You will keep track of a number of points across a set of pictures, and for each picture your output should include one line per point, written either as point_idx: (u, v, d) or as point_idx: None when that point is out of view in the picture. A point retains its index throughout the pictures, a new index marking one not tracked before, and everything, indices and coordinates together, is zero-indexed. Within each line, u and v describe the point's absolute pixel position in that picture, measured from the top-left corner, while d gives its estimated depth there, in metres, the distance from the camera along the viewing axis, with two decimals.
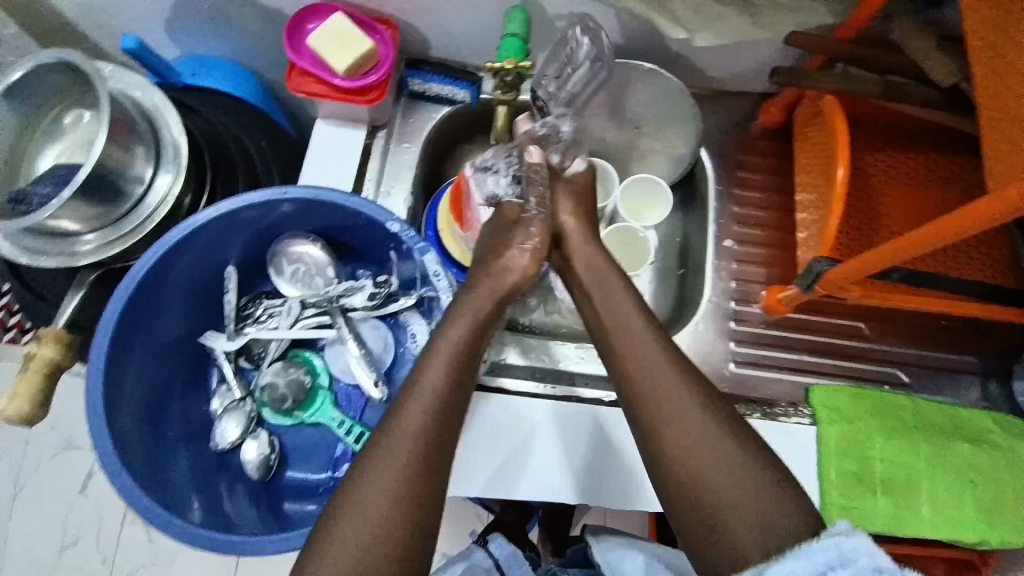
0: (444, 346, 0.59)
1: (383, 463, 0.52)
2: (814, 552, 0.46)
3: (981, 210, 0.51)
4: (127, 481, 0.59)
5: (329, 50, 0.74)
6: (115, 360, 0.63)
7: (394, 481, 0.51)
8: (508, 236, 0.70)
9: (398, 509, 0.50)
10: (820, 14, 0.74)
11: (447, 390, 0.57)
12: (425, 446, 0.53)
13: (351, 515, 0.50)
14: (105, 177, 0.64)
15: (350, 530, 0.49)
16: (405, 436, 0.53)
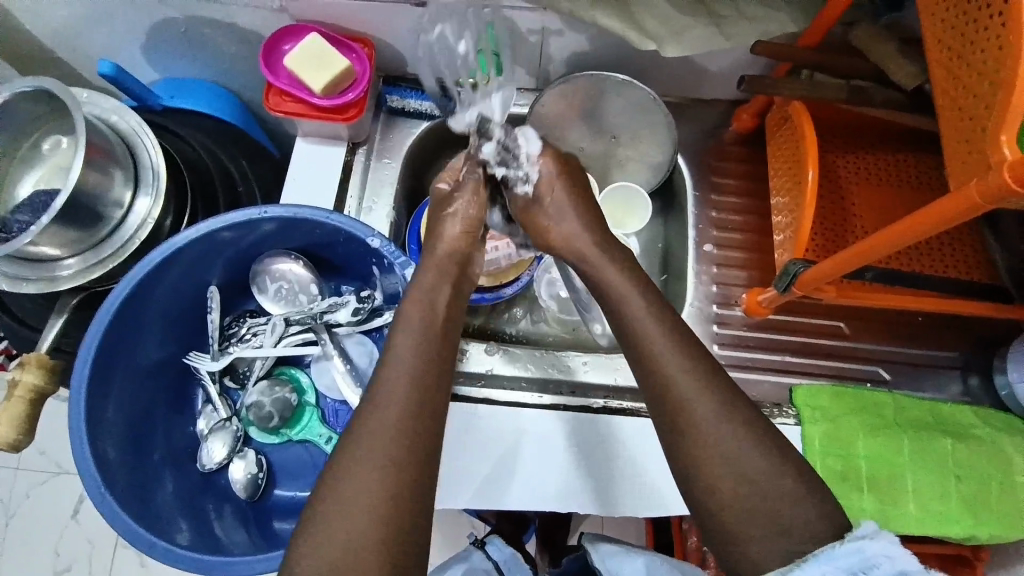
0: (406, 338, 0.57)
1: (368, 468, 0.49)
2: (839, 555, 0.46)
3: (945, 208, 0.53)
4: (113, 505, 0.58)
5: (306, 70, 0.75)
6: (98, 382, 0.62)
7: (381, 487, 0.49)
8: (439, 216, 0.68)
9: (385, 515, 0.48)
10: (784, 22, 0.76)
11: (415, 382, 0.55)
12: (402, 445, 0.51)
13: (340, 529, 0.48)
14: (84, 203, 0.65)
15: (336, 541, 0.47)
16: (378, 436, 0.51)
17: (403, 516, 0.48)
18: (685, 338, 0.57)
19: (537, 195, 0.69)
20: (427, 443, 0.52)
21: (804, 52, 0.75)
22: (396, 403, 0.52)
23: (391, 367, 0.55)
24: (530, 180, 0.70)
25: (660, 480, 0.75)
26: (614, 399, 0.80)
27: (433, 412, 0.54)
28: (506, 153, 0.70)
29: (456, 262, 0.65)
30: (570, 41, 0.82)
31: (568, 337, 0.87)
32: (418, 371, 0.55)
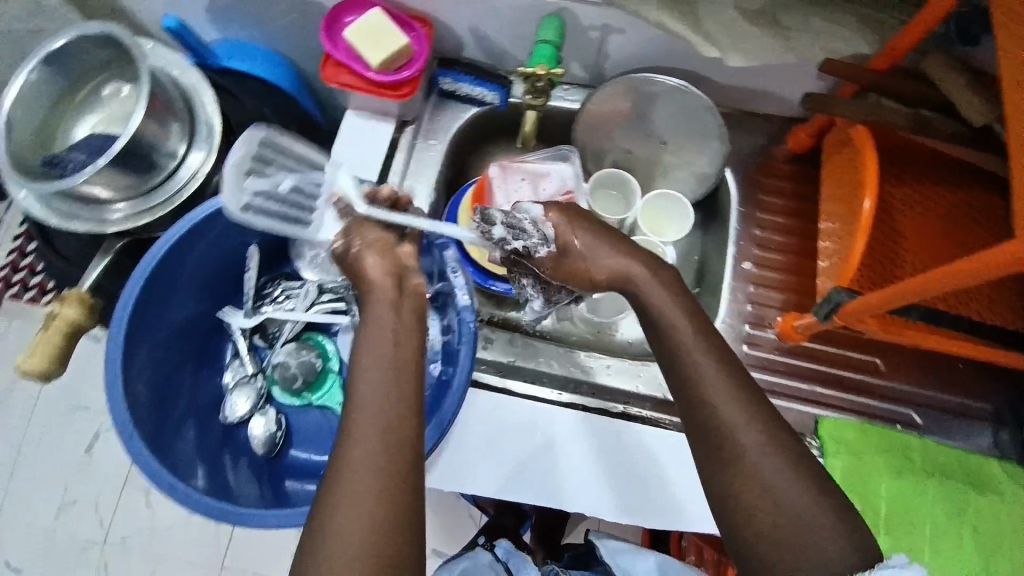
0: (375, 334, 0.52)
1: (362, 469, 0.47)
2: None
3: (1008, 253, 0.50)
4: (139, 446, 0.59)
5: (364, 44, 0.76)
6: (136, 327, 0.64)
7: (377, 490, 0.47)
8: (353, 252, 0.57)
9: (385, 518, 0.46)
10: (856, 43, 0.73)
11: (402, 385, 0.51)
12: (394, 452, 0.48)
13: (340, 533, 0.46)
14: (141, 150, 0.66)
15: (339, 541, 0.46)
16: (372, 438, 0.48)
17: (404, 520, 0.47)
18: (721, 351, 0.56)
19: (563, 246, 0.63)
20: (413, 445, 0.50)
21: (870, 75, 0.73)
22: (374, 407, 0.49)
23: (368, 371, 0.51)
24: (549, 240, 0.64)
25: (676, 492, 0.74)
26: (633, 407, 0.80)
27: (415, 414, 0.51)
28: (515, 229, 0.63)
29: (394, 282, 0.55)
30: (631, 42, 0.80)
31: (591, 338, 0.86)
32: (390, 368, 0.51)
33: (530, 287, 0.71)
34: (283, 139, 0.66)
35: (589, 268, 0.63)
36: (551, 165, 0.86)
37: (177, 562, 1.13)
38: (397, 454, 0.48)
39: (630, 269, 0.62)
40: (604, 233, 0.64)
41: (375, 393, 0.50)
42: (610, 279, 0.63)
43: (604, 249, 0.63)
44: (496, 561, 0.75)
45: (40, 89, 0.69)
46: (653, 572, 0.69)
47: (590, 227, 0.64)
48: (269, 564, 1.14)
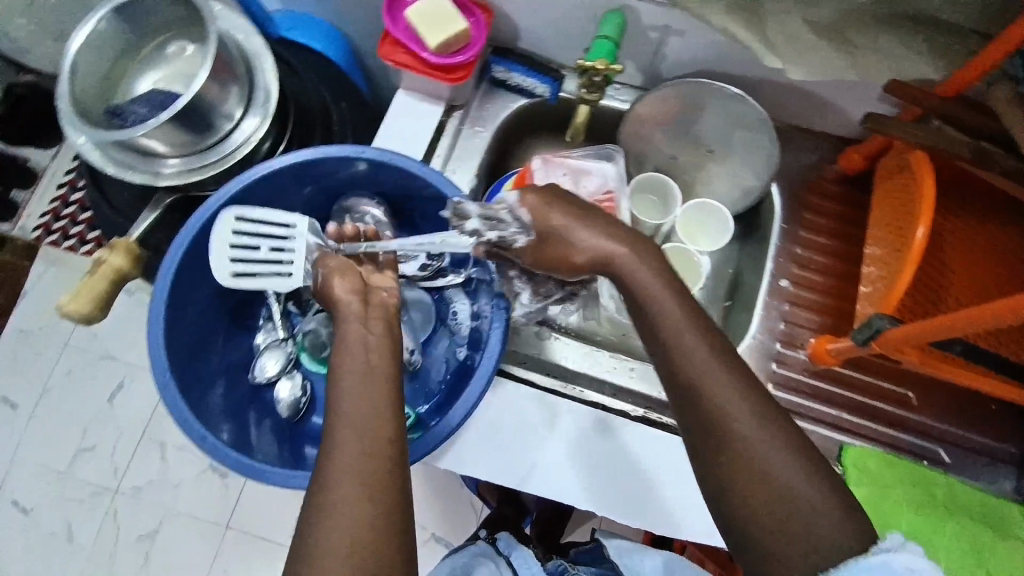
0: (354, 340, 0.55)
1: (349, 467, 0.48)
2: (863, 569, 0.46)
3: None
4: (174, 395, 0.61)
5: (423, 24, 0.76)
6: (180, 282, 0.65)
7: (361, 488, 0.48)
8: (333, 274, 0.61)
9: (372, 515, 0.47)
10: (924, 67, 0.71)
11: (384, 383, 0.53)
12: (379, 455, 0.49)
13: (328, 526, 0.46)
14: (201, 110, 0.68)
15: (331, 539, 0.46)
16: (355, 437, 0.49)
17: (388, 518, 0.47)
18: (736, 368, 0.54)
19: (540, 233, 0.62)
20: (394, 444, 0.50)
21: (935, 100, 0.71)
22: (350, 409, 0.51)
23: (346, 374, 0.53)
24: (525, 228, 0.63)
25: (686, 500, 0.73)
26: (654, 412, 0.78)
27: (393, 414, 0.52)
28: (492, 221, 0.64)
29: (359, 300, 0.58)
30: (689, 47, 0.79)
31: (615, 340, 0.86)
32: (367, 373, 0.53)
33: (520, 279, 0.72)
34: (249, 210, 0.64)
35: (570, 251, 0.61)
36: (593, 163, 0.85)
37: (184, 517, 1.16)
38: (377, 454, 0.49)
39: (631, 266, 0.58)
40: (582, 215, 0.61)
41: (352, 394, 0.51)
42: (592, 262, 0.61)
43: (607, 243, 0.60)
44: (497, 555, 0.74)
45: (110, 41, 0.71)
46: (659, 571, 0.69)
47: (571, 209, 0.61)
48: (272, 529, 1.17)
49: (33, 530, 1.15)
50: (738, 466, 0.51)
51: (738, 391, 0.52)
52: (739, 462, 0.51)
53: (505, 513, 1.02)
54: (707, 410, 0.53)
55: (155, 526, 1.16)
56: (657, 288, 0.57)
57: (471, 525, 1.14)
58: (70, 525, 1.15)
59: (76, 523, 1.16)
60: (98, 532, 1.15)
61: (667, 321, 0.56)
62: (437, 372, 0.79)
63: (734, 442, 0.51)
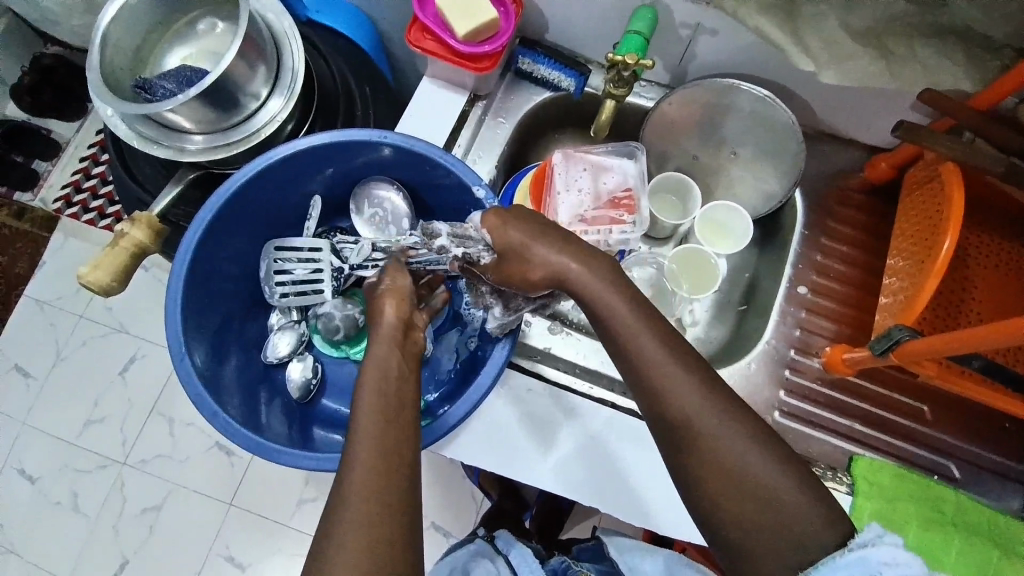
0: (379, 352, 0.56)
1: (362, 461, 0.49)
2: (840, 568, 0.47)
3: None
4: (188, 369, 0.61)
5: (452, 11, 0.76)
6: (200, 257, 0.65)
7: (367, 491, 0.48)
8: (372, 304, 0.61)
9: (375, 518, 0.47)
10: (960, 77, 0.70)
11: (397, 384, 0.54)
12: (389, 450, 0.50)
13: (334, 525, 0.47)
14: (228, 87, 0.68)
15: (344, 533, 0.46)
16: (369, 436, 0.50)
17: (391, 524, 0.47)
18: (724, 385, 0.54)
19: (499, 253, 0.63)
20: (401, 439, 0.51)
21: (971, 113, 0.69)
22: (366, 420, 0.51)
23: (366, 385, 0.53)
24: (488, 249, 0.64)
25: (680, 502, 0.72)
26: None
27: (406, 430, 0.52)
28: (464, 237, 0.66)
29: (401, 326, 0.59)
30: (718, 48, 0.78)
31: None
32: (387, 375, 0.54)
33: (491, 296, 0.71)
34: (287, 240, 0.73)
35: (526, 266, 0.61)
36: (614, 159, 0.85)
37: (188, 492, 1.18)
38: (386, 462, 0.49)
39: (584, 281, 0.58)
40: (545, 233, 0.60)
41: (367, 398, 0.53)
42: (546, 278, 0.60)
43: (560, 260, 0.59)
44: (497, 554, 0.74)
45: (142, 14, 0.71)
46: (659, 571, 0.69)
47: (528, 226, 0.61)
48: (273, 509, 1.18)
49: (40, 498, 1.17)
50: (747, 473, 0.50)
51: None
52: (749, 469, 0.51)
53: (505, 507, 1.03)
54: (716, 413, 0.52)
55: (159, 500, 1.17)
56: (607, 297, 0.57)
57: (471, 517, 1.15)
58: (76, 494, 1.17)
59: (82, 493, 1.17)
60: (103, 503, 1.17)
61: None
62: (448, 361, 0.79)
63: (744, 449, 0.51)
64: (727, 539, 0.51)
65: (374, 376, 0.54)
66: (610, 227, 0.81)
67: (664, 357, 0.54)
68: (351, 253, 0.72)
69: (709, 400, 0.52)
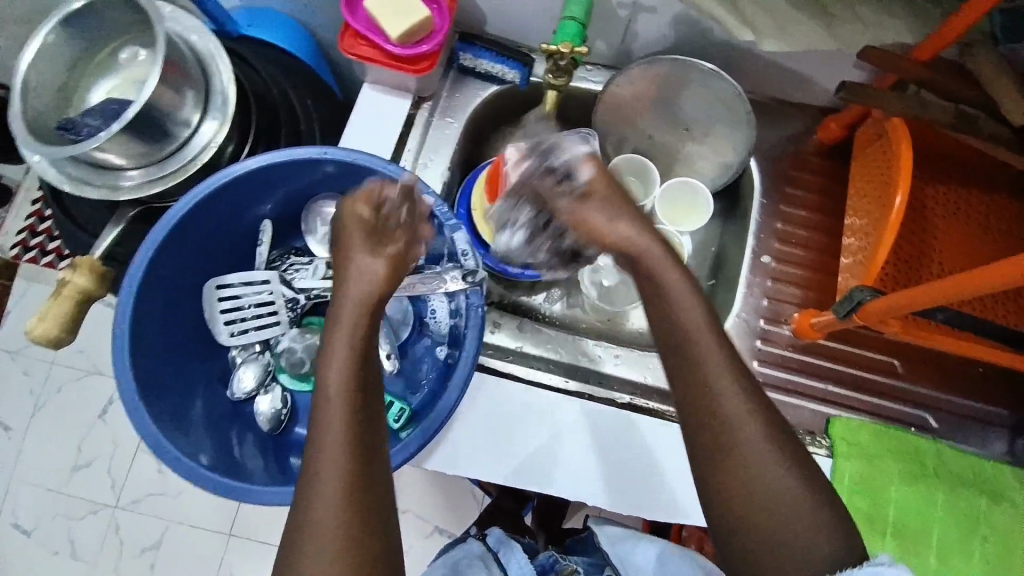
0: (341, 343, 0.52)
1: (332, 473, 0.47)
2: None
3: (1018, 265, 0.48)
4: (146, 420, 0.59)
5: (384, 15, 0.74)
6: (145, 298, 0.63)
7: (339, 504, 0.46)
8: (358, 236, 0.57)
9: (343, 528, 0.46)
10: (898, 31, 0.70)
11: (355, 380, 0.51)
12: (354, 459, 0.48)
13: (304, 546, 0.46)
14: (155, 117, 0.66)
15: (316, 551, 0.45)
16: (337, 447, 0.48)
17: (365, 538, 0.46)
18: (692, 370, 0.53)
19: (585, 195, 0.61)
20: (363, 447, 0.49)
21: (913, 67, 0.69)
22: (332, 419, 0.49)
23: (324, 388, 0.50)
24: (580, 182, 0.62)
25: (672, 480, 0.72)
26: (641, 398, 0.78)
27: (366, 428, 0.49)
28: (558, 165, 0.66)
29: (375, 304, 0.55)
30: (657, 24, 0.77)
31: (602, 326, 0.87)
32: (348, 377, 0.50)
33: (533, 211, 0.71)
34: (227, 277, 0.69)
35: (602, 231, 0.60)
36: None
37: (185, 525, 1.16)
38: (349, 468, 0.47)
39: (657, 262, 0.58)
40: (622, 209, 0.60)
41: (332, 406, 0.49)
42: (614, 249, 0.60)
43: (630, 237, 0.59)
44: (488, 552, 0.74)
45: (59, 51, 0.68)
46: (651, 562, 0.69)
47: (610, 204, 0.61)
48: (273, 534, 1.17)
49: (37, 550, 1.15)
50: (739, 444, 0.52)
51: (724, 378, 0.53)
52: (727, 437, 0.52)
53: (504, 505, 1.03)
54: (695, 386, 0.54)
55: (157, 538, 1.16)
56: None
57: (472, 516, 1.15)
58: (71, 541, 1.15)
59: (78, 540, 1.15)
60: (101, 547, 1.15)
61: (686, 296, 0.55)
62: (427, 372, 0.77)
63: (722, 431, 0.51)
64: (708, 502, 0.53)
65: (354, 368, 0.51)
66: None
67: (672, 334, 0.55)
68: (302, 276, 0.71)
69: (721, 373, 0.53)
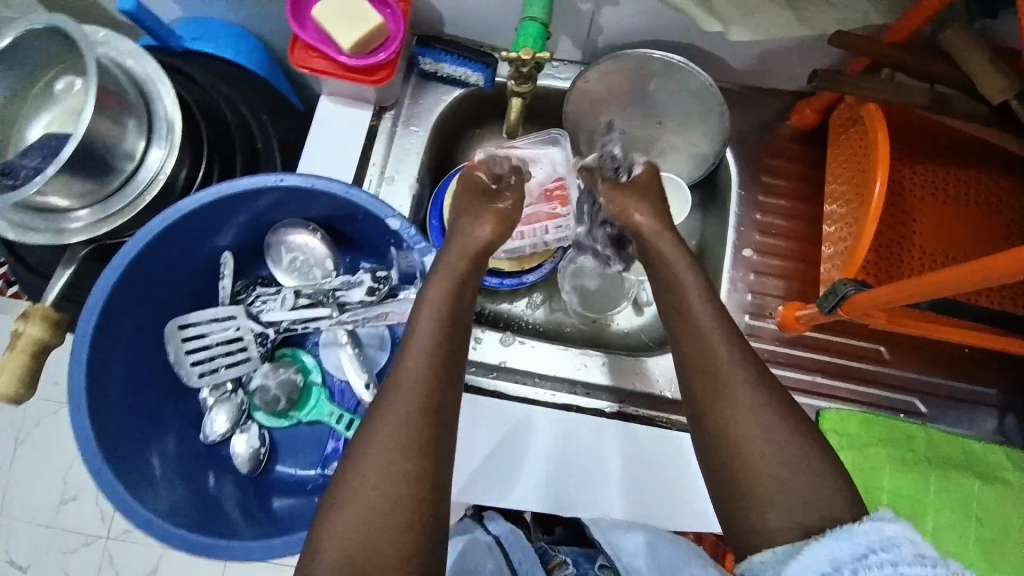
0: (433, 296, 0.60)
1: (407, 402, 0.54)
2: (858, 532, 0.48)
3: (1009, 261, 0.47)
4: (110, 478, 0.56)
5: (334, 25, 0.70)
6: (101, 350, 0.59)
7: (408, 426, 0.53)
8: (482, 201, 0.69)
9: (406, 484, 0.51)
10: (869, 13, 0.67)
11: (443, 328, 0.58)
12: (427, 394, 0.55)
13: (367, 463, 0.52)
14: (95, 153, 0.62)
15: (382, 465, 0.52)
16: (415, 382, 0.55)
17: (424, 460, 0.52)
18: None
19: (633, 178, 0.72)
20: (438, 388, 0.55)
21: (885, 50, 0.67)
22: (418, 355, 0.56)
23: (419, 327, 0.58)
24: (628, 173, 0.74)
25: (666, 485, 0.72)
26: (630, 405, 0.77)
27: (437, 419, 0.54)
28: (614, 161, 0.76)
29: (468, 259, 0.64)
30: (621, 16, 0.74)
31: (586, 329, 0.85)
32: (437, 328, 0.58)
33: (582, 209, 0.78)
34: (190, 316, 0.66)
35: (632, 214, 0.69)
36: (540, 148, 0.80)
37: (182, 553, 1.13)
38: (425, 397, 0.54)
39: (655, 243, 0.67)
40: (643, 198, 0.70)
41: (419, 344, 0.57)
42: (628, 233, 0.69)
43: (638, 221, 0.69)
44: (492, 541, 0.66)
45: None
46: (641, 547, 0.63)
47: (630, 193, 0.70)
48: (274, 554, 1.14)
49: None
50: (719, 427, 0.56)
51: (718, 346, 0.60)
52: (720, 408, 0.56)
53: None
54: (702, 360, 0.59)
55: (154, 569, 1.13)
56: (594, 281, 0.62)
57: None
58: None
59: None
60: None
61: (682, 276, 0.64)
62: None
63: None
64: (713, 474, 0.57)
65: (443, 316, 0.59)
66: (546, 223, 0.77)
67: (685, 313, 0.62)
68: (273, 305, 0.68)
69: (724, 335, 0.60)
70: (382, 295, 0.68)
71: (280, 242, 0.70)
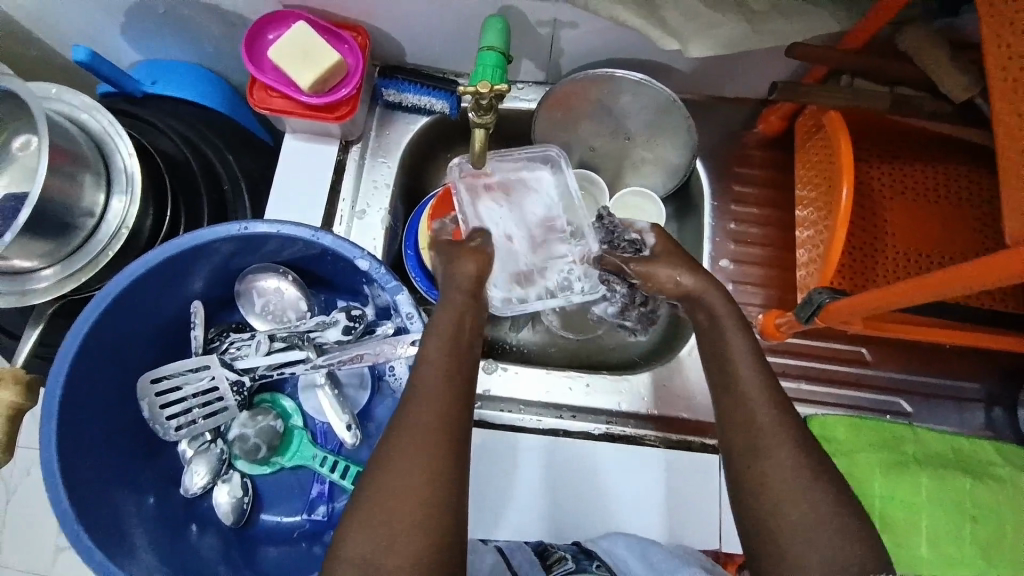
0: (443, 326, 0.59)
1: (421, 427, 0.53)
2: None
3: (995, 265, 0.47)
4: (88, 546, 0.54)
5: (290, 65, 0.69)
6: (71, 413, 0.58)
7: (421, 452, 0.52)
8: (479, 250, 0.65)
9: (418, 510, 0.50)
10: (824, 19, 0.68)
11: (452, 356, 0.57)
12: (439, 423, 0.53)
13: (381, 486, 0.51)
14: (52, 211, 0.61)
15: (397, 493, 0.50)
16: (428, 408, 0.53)
17: (440, 485, 0.51)
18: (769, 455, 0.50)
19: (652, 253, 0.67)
20: (451, 416, 0.54)
21: (840, 58, 0.67)
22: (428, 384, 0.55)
23: (426, 354, 0.57)
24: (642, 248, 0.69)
25: (654, 506, 0.72)
26: (618, 425, 0.76)
27: (453, 428, 0.53)
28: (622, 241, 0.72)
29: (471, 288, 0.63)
30: (580, 37, 0.74)
31: (569, 351, 0.85)
32: (447, 358, 0.57)
33: (617, 292, 0.77)
34: (162, 368, 0.65)
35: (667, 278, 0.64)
36: (524, 168, 0.77)
37: None
38: (437, 423, 0.53)
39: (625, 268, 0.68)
40: None
41: (430, 371, 0.56)
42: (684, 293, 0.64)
43: (662, 269, 0.65)
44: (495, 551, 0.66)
45: None
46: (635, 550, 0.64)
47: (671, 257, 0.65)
48: None
49: None
50: None
51: None
52: None
53: None
54: None
55: None
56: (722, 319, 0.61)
57: None
58: None
59: None
60: None
61: None
62: None
63: None
64: None
65: (450, 342, 0.58)
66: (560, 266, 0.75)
67: None
68: (248, 349, 0.68)
69: (710, 348, 0.60)
70: (358, 333, 0.68)
71: (250, 290, 0.71)
